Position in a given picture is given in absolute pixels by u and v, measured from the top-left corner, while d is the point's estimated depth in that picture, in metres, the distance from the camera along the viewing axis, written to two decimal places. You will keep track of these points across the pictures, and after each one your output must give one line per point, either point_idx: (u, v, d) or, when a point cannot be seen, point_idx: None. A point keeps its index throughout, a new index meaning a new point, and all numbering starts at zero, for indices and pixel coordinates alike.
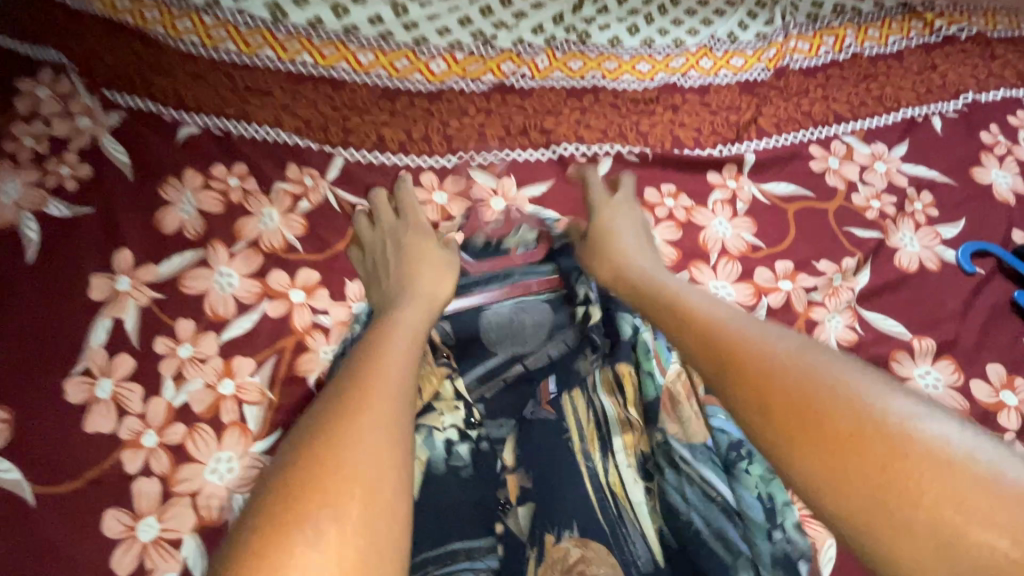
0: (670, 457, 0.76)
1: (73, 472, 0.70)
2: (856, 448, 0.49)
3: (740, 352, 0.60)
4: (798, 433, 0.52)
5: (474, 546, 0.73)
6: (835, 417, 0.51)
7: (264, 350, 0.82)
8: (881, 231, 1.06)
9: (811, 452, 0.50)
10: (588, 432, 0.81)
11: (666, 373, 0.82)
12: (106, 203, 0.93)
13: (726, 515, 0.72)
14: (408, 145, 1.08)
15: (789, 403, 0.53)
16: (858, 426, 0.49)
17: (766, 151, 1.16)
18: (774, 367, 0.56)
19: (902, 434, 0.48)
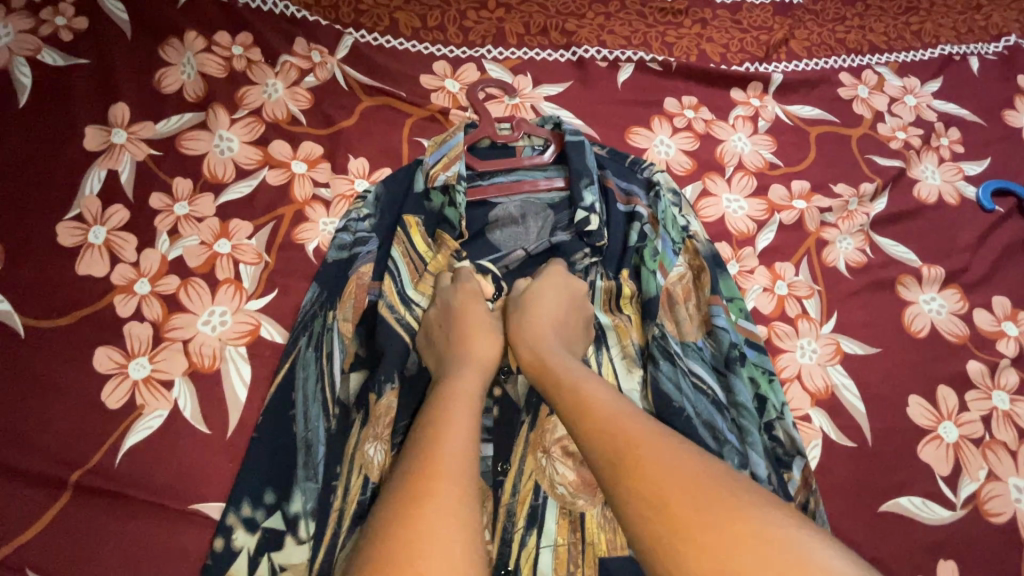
0: (666, 350, 0.74)
1: (64, 310, 0.69)
2: (629, 458, 0.46)
3: (563, 382, 0.57)
4: (593, 456, 0.48)
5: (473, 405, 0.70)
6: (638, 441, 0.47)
7: (262, 216, 0.80)
8: (904, 162, 1.02)
9: (603, 457, 0.47)
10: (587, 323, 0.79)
11: (667, 275, 0.80)
12: (103, 57, 0.88)
13: (715, 407, 0.72)
14: (423, 33, 1.03)
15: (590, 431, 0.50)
16: (635, 446, 0.46)
17: (796, 73, 1.11)
18: (582, 399, 0.53)
19: (673, 462, 0.44)
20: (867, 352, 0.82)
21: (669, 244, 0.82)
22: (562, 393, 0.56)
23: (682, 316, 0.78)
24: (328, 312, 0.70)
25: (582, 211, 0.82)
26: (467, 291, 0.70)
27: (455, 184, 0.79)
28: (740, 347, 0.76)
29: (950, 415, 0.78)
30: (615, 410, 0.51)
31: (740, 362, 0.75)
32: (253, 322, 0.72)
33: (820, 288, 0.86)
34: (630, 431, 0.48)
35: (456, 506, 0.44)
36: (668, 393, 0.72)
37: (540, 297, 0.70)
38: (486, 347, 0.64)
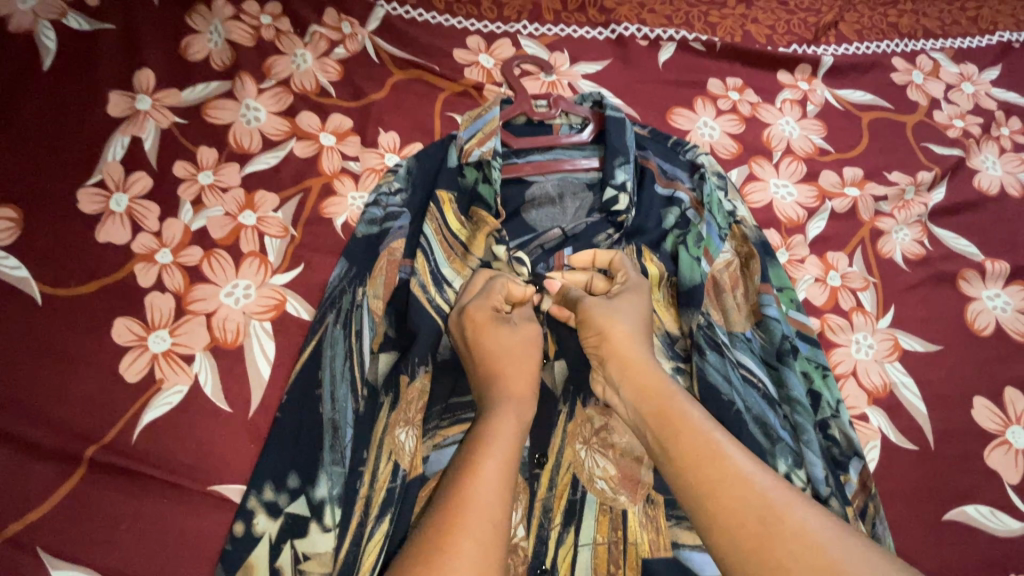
0: (712, 340, 0.69)
1: (83, 278, 0.66)
2: (769, 532, 0.44)
3: (680, 422, 0.51)
4: (714, 513, 0.46)
5: None
6: (724, 471, 0.47)
7: (288, 188, 0.76)
8: (963, 151, 0.96)
9: (734, 523, 0.45)
10: None
11: (714, 261, 0.74)
12: (129, 23, 0.85)
13: (767, 402, 0.67)
14: (456, 6, 0.99)
15: (719, 488, 0.47)
16: (776, 517, 0.44)
17: (846, 56, 1.05)
18: (707, 447, 0.49)
19: (825, 547, 0.42)
20: (927, 349, 0.76)
21: (717, 228, 0.76)
22: (681, 440, 0.50)
23: (730, 304, 0.73)
24: (356, 288, 0.65)
25: (612, 189, 0.77)
26: (478, 316, 0.59)
27: (491, 160, 0.74)
28: (793, 340, 0.70)
29: (1019, 420, 0.73)
30: (744, 471, 0.47)
31: (793, 355, 0.70)
32: (279, 297, 0.68)
33: (876, 281, 0.81)
34: (772, 500, 0.45)
35: (490, 533, 0.43)
36: (716, 383, 0.66)
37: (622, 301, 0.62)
38: (524, 374, 0.56)
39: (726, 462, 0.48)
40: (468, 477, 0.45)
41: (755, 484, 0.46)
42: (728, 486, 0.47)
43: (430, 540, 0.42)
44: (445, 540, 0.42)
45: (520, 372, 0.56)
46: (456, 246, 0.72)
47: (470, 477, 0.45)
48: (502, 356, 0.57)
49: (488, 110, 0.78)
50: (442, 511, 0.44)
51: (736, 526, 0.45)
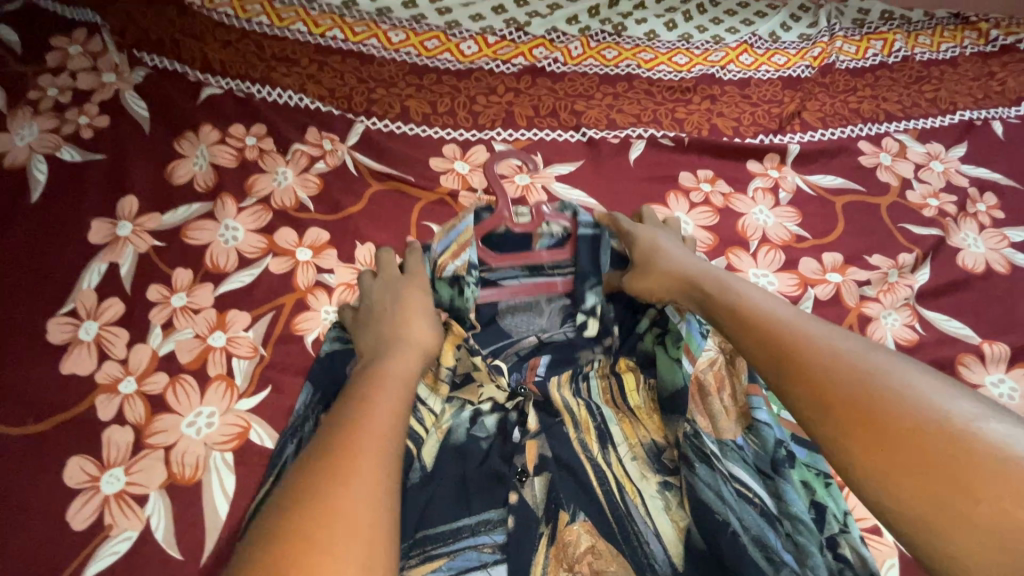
0: (699, 451, 0.65)
1: (42, 415, 0.64)
2: (893, 434, 0.43)
3: (785, 338, 0.54)
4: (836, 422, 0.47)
5: (483, 519, 0.63)
6: (842, 378, 0.48)
7: (261, 306, 0.76)
8: (942, 230, 0.96)
9: (844, 425, 0.46)
10: (583, 421, 0.71)
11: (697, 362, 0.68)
12: (119, 151, 0.90)
13: (766, 520, 0.61)
14: (433, 118, 1.05)
15: (871, 433, 0.44)
16: (913, 426, 0.43)
17: (811, 143, 1.08)
18: (817, 363, 0.51)
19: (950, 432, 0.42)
20: None
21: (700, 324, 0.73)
22: (791, 354, 0.53)
23: (717, 410, 0.68)
24: (318, 414, 0.64)
25: (582, 314, 0.72)
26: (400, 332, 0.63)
27: (465, 275, 0.69)
28: (784, 442, 0.66)
29: None
30: (911, 408, 0.44)
31: (789, 464, 0.65)
32: (243, 424, 0.66)
33: None
34: (884, 400, 0.45)
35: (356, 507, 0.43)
36: (704, 497, 0.62)
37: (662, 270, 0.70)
38: (398, 353, 0.60)
39: (841, 378, 0.48)
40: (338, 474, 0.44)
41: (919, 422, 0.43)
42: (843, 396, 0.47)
43: (298, 496, 0.43)
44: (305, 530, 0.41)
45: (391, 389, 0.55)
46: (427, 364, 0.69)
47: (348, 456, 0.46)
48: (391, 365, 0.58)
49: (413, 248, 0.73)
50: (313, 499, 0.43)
51: (864, 433, 0.45)
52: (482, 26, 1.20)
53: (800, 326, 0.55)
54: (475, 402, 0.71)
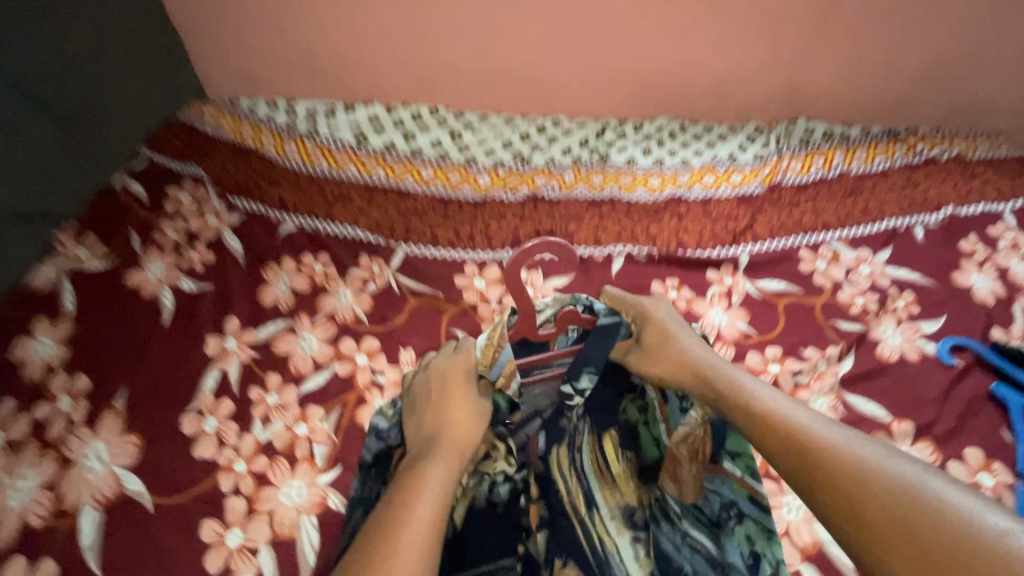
0: (664, 511, 0.87)
1: (182, 488, 0.90)
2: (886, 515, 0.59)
3: (789, 434, 0.71)
4: (838, 506, 0.62)
5: (499, 565, 0.87)
6: (837, 469, 0.64)
7: (331, 401, 1.02)
8: (865, 325, 1.20)
9: (849, 510, 0.61)
10: (576, 489, 0.91)
11: (672, 433, 0.86)
12: (223, 281, 1.21)
13: (709, 565, 0.83)
14: (456, 242, 1.34)
15: (860, 506, 0.61)
16: (899, 506, 0.59)
17: (759, 252, 1.35)
18: (817, 458, 0.67)
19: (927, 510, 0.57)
20: None
21: (677, 402, 0.86)
22: (797, 448, 0.69)
23: (683, 477, 0.86)
24: (375, 485, 0.85)
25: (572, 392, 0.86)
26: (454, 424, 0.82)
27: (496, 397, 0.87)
28: (735, 503, 0.82)
29: None
30: (895, 485, 0.60)
31: (733, 521, 0.82)
32: (322, 493, 0.91)
33: None
34: (875, 486, 0.61)
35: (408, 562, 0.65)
36: (666, 549, 0.86)
37: (677, 356, 0.86)
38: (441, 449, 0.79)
39: (839, 469, 0.64)
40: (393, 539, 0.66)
41: (909, 495, 0.59)
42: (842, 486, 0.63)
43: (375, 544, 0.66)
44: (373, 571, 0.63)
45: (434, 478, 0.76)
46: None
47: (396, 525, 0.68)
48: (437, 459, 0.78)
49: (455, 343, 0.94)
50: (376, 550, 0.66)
51: (863, 516, 0.60)
52: (493, 161, 1.52)
53: (804, 421, 0.71)
54: (492, 473, 0.90)
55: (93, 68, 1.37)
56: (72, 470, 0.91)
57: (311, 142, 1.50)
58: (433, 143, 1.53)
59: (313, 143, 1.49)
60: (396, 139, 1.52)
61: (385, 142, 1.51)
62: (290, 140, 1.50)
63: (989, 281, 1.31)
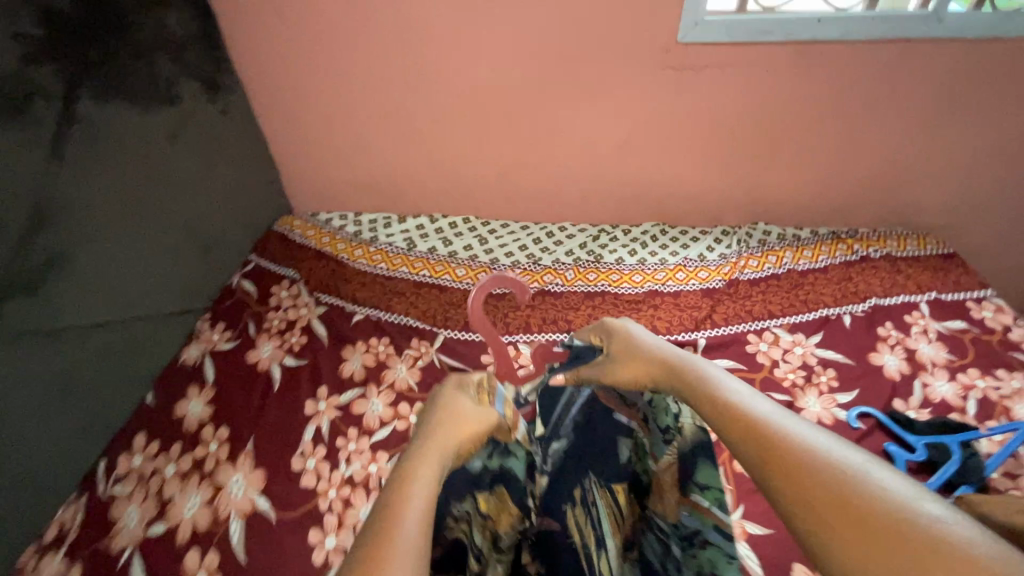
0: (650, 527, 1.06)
1: (295, 505, 1.34)
2: (833, 504, 0.54)
3: (753, 423, 0.66)
4: (798, 497, 0.57)
5: None
6: (797, 461, 0.59)
7: (393, 448, 1.45)
8: (792, 395, 1.59)
9: (803, 507, 0.56)
10: (588, 532, 1.03)
11: (660, 465, 1.02)
12: (315, 358, 1.67)
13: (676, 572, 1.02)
14: (483, 327, 1.78)
15: (841, 509, 0.53)
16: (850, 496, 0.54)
17: (713, 336, 1.77)
18: (776, 449, 0.62)
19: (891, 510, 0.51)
20: (764, 531, 1.29)
21: (660, 442, 1.01)
22: (757, 439, 0.64)
23: (667, 502, 1.03)
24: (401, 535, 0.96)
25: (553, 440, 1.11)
26: (460, 417, 0.80)
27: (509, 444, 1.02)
28: (702, 530, 0.99)
29: None
30: (838, 473, 0.56)
31: (699, 543, 0.99)
32: None
33: (732, 486, 1.38)
34: (827, 477, 0.56)
35: None
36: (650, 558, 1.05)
37: (631, 351, 0.95)
38: (423, 450, 0.71)
39: (793, 459, 0.60)
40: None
41: (858, 483, 0.55)
42: (804, 481, 0.57)
43: None
44: None
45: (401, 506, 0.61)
46: (478, 517, 0.99)
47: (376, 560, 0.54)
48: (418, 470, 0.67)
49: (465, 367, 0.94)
50: None
51: (823, 510, 0.54)
52: (513, 261, 2.00)
53: (768, 413, 0.68)
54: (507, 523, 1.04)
55: (223, 197, 1.86)
56: (224, 492, 1.35)
57: (376, 249, 2.02)
58: (467, 248, 2.04)
59: (377, 250, 2.02)
60: (438, 245, 2.05)
61: (430, 247, 2.04)
62: (359, 247, 2.02)
63: (898, 360, 1.68)
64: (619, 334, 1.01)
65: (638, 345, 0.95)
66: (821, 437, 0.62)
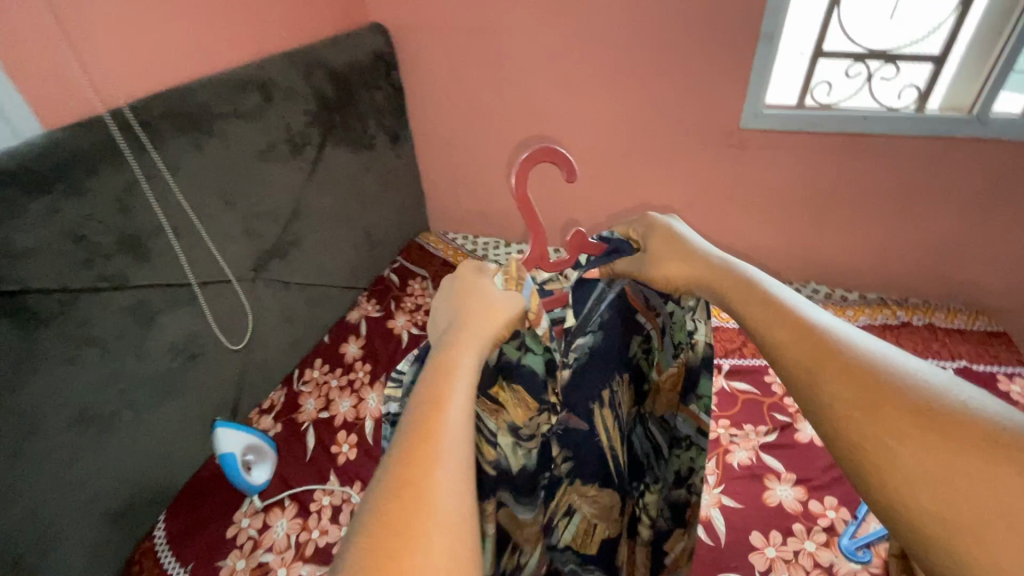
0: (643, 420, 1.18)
1: None
2: (917, 429, 0.60)
3: (833, 360, 0.68)
4: (882, 427, 0.61)
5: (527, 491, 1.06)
6: (875, 388, 0.64)
7: None
8: (794, 419, 1.88)
9: (890, 431, 0.60)
10: (609, 434, 1.13)
11: (663, 371, 1.07)
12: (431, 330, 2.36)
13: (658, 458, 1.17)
14: None
15: (922, 418, 0.60)
16: (930, 418, 0.60)
17: (738, 363, 2.10)
18: (858, 378, 0.65)
19: (966, 421, 0.59)
20: (735, 504, 1.65)
21: (670, 353, 1.04)
22: (836, 372, 0.66)
23: (659, 402, 1.11)
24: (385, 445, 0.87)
25: (581, 335, 1.03)
26: (492, 309, 0.84)
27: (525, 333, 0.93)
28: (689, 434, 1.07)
29: (774, 542, 1.55)
30: (917, 394, 0.62)
31: (683, 446, 1.09)
32: None
33: (719, 469, 1.75)
34: (909, 402, 0.62)
35: (449, 522, 0.55)
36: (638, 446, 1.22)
37: (674, 247, 0.95)
38: (460, 344, 0.76)
39: (875, 384, 0.64)
40: (424, 484, 0.57)
41: (938, 403, 0.61)
42: (886, 408, 0.62)
43: (403, 514, 0.55)
44: (411, 526, 0.54)
45: (445, 412, 0.64)
46: (493, 402, 0.96)
47: (428, 475, 0.58)
48: (456, 379, 0.70)
49: (483, 264, 0.95)
50: (402, 501, 0.56)
51: (909, 438, 0.59)
52: None
53: (836, 340, 0.70)
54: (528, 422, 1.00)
55: (387, 211, 2.63)
56: (365, 402, 2.05)
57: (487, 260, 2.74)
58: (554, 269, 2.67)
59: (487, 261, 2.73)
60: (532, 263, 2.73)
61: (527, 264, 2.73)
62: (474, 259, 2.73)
63: None
64: (659, 228, 0.98)
65: (686, 245, 0.93)
66: (891, 362, 0.67)
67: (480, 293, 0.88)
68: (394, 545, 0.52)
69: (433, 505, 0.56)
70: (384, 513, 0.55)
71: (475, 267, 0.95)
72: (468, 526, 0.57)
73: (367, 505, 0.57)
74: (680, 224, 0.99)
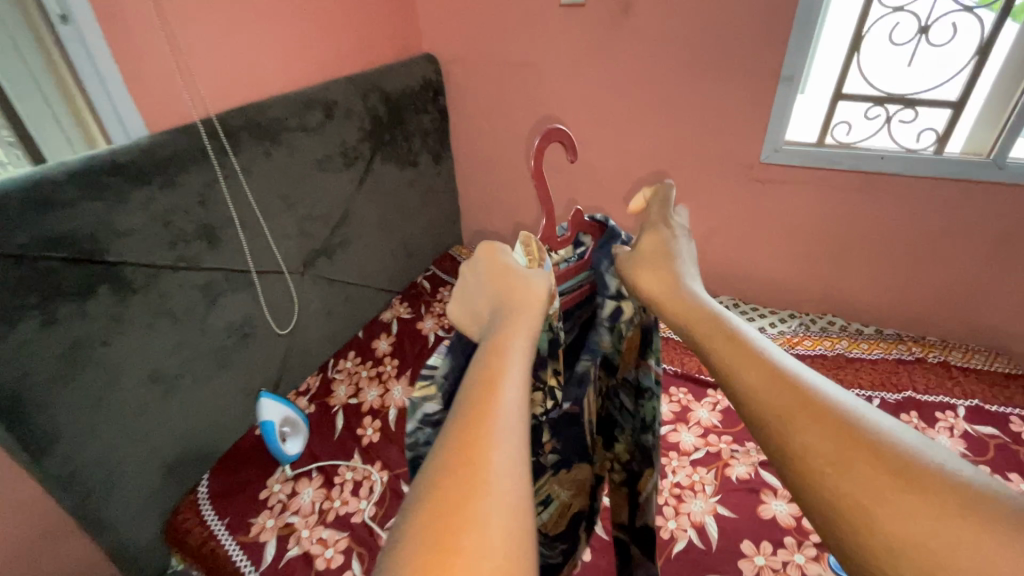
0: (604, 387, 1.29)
1: None
2: (875, 477, 0.57)
3: (806, 393, 0.67)
4: (838, 472, 0.59)
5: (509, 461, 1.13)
6: (839, 426, 0.62)
7: None
8: None
9: (846, 478, 0.58)
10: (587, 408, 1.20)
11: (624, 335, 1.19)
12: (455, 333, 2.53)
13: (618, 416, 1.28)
14: None
15: (882, 467, 0.58)
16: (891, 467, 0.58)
17: None
18: (821, 416, 0.64)
19: (929, 473, 0.57)
20: (729, 513, 1.72)
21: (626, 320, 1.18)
22: (803, 406, 0.65)
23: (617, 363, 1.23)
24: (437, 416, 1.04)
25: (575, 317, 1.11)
26: (530, 294, 0.91)
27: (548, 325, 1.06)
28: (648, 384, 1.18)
29: (763, 551, 1.61)
30: (882, 440, 0.60)
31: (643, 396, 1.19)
32: None
33: (718, 480, 1.83)
34: (875, 447, 0.60)
35: (506, 501, 0.56)
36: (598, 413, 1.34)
37: (660, 266, 1.00)
38: (507, 336, 0.80)
39: (839, 424, 0.62)
40: (481, 461, 0.59)
41: (902, 453, 0.59)
42: (848, 451, 0.60)
43: (460, 489, 0.56)
44: (468, 500, 0.55)
45: (497, 395, 0.67)
46: None
47: (485, 454, 0.59)
48: (508, 366, 0.74)
49: (499, 244, 1.02)
50: (459, 479, 0.57)
51: (868, 485, 0.57)
52: None
53: (804, 378, 0.69)
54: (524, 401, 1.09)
55: (425, 223, 2.86)
56: (390, 393, 2.23)
57: None
58: None
59: None
60: None
61: None
62: None
63: None
64: (660, 242, 1.05)
65: (668, 266, 0.99)
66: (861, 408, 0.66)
67: (517, 279, 0.95)
68: (450, 520, 0.53)
69: (491, 483, 0.57)
70: (438, 490, 0.56)
71: (493, 246, 1.03)
72: (522, 504, 0.58)
73: (421, 479, 0.59)
74: (682, 246, 1.05)
